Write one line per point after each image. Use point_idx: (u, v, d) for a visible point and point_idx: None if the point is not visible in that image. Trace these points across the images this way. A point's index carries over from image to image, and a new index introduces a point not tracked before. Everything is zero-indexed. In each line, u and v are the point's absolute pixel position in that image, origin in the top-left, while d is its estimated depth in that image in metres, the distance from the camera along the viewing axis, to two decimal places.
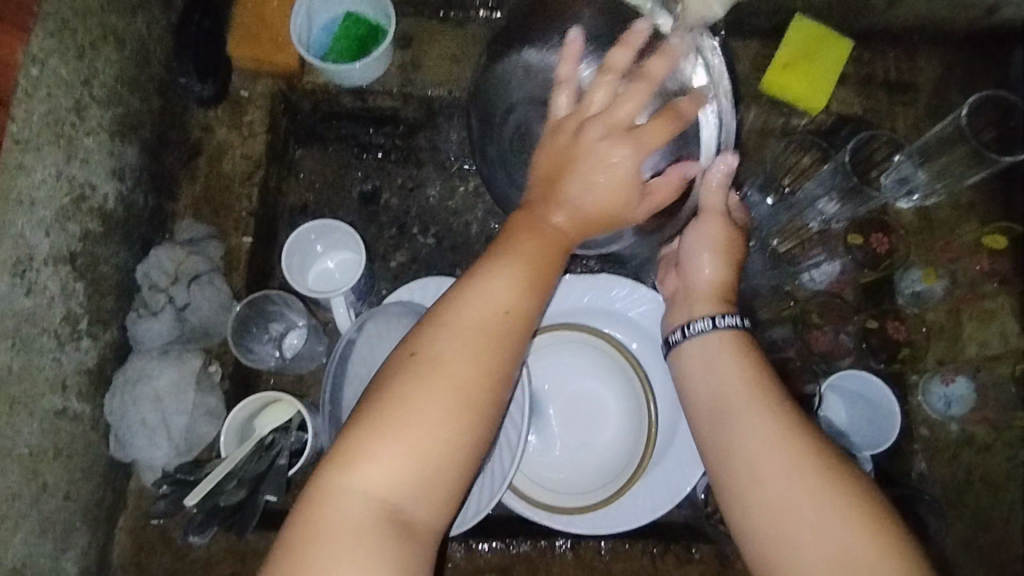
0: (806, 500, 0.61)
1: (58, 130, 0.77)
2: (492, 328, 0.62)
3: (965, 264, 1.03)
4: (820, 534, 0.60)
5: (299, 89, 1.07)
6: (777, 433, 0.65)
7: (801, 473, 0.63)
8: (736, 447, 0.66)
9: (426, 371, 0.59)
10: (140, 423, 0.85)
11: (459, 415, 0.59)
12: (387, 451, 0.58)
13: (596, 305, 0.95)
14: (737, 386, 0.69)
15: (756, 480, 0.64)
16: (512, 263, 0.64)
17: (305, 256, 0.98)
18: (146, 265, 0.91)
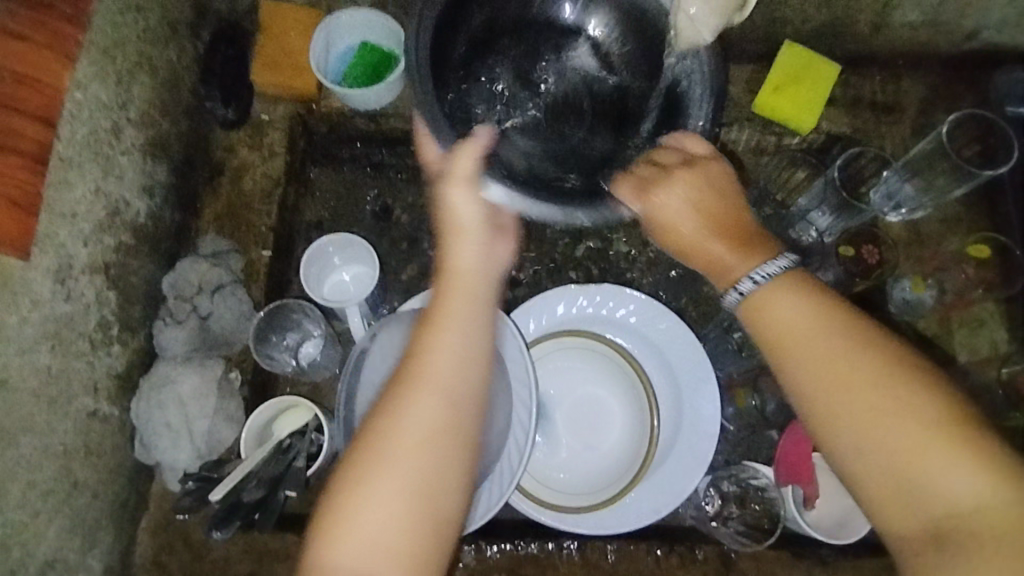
0: (892, 427, 0.57)
1: (98, 149, 0.83)
2: (439, 376, 0.62)
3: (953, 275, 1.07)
4: (905, 455, 0.56)
5: (318, 112, 1.13)
6: (850, 358, 0.60)
7: (884, 397, 0.58)
8: (807, 381, 0.61)
9: (393, 428, 0.60)
10: (164, 425, 0.89)
11: (426, 458, 0.60)
12: (374, 506, 0.58)
13: (599, 314, 0.98)
14: (805, 315, 0.62)
15: (876, 435, 0.58)
16: (440, 318, 0.65)
17: (323, 268, 1.04)
18: (172, 276, 0.97)
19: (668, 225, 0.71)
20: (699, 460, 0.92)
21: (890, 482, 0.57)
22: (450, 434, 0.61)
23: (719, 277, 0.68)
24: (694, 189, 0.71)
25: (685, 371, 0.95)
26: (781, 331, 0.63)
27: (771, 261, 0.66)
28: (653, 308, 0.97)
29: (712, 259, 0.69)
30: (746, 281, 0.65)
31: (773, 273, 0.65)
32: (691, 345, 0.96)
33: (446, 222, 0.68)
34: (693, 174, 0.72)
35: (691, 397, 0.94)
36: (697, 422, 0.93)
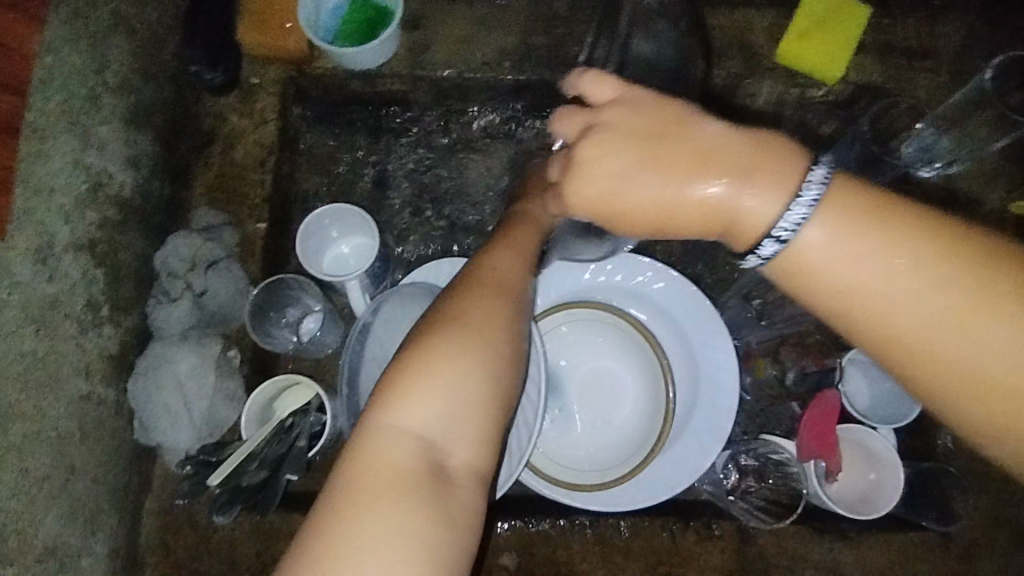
0: (942, 313, 0.46)
1: (73, 118, 0.77)
2: (514, 272, 0.58)
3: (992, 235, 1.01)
4: (950, 343, 0.46)
5: (310, 75, 1.08)
6: (931, 288, 0.46)
7: (905, 270, 0.47)
8: (904, 334, 0.47)
9: (484, 308, 0.55)
10: (163, 407, 0.87)
11: (507, 340, 0.54)
12: (451, 385, 0.51)
13: (610, 283, 0.93)
14: (880, 267, 0.47)
15: (932, 347, 0.46)
16: (529, 226, 0.64)
17: (320, 240, 0.99)
18: (164, 253, 0.93)
19: (604, 203, 0.55)
20: (717, 435, 0.88)
21: (970, 384, 0.46)
22: (525, 326, 0.57)
23: (737, 235, 0.52)
24: (608, 141, 0.54)
25: (702, 342, 0.91)
26: (855, 295, 0.48)
27: (780, 216, 0.49)
28: (672, 279, 0.92)
29: (703, 214, 0.52)
30: (769, 240, 0.50)
31: (817, 187, 0.48)
32: (707, 313, 0.91)
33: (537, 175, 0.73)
34: (625, 107, 0.55)
35: (707, 368, 0.90)
36: (716, 396, 0.89)
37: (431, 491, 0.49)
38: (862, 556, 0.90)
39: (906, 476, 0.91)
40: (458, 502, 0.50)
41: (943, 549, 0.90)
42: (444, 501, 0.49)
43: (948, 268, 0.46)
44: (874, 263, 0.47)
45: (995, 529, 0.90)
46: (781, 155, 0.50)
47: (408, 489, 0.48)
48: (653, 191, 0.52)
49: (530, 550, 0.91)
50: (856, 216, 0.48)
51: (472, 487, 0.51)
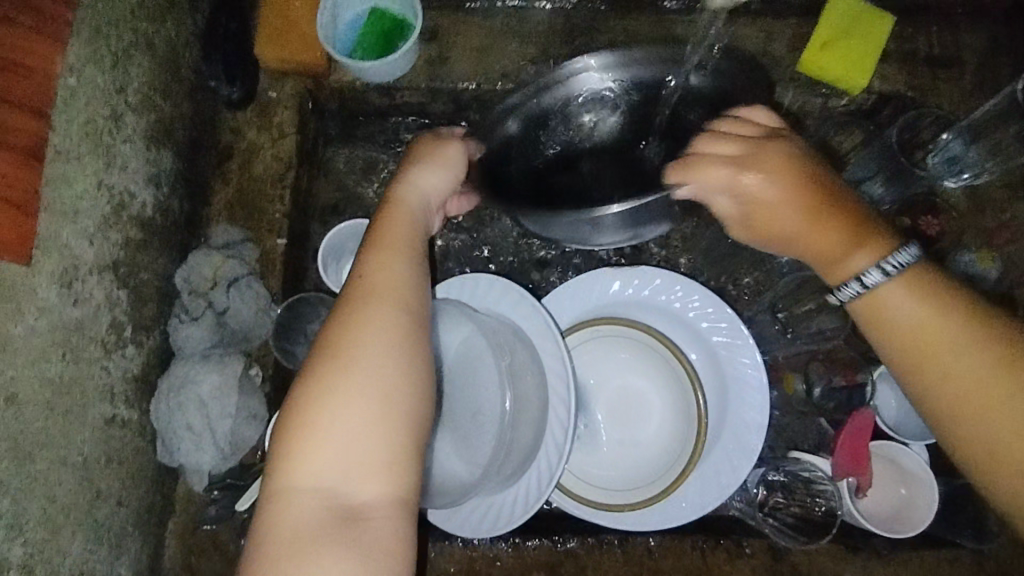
0: (970, 379, 0.60)
1: (96, 138, 0.76)
2: (392, 287, 0.62)
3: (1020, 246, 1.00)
4: (978, 407, 0.59)
5: (327, 88, 1.07)
6: (975, 358, 0.60)
7: (959, 336, 0.60)
8: (951, 382, 0.60)
9: (343, 353, 0.58)
10: (186, 428, 0.85)
11: (391, 364, 0.58)
12: (337, 430, 0.56)
13: (637, 299, 0.92)
14: (926, 313, 0.62)
15: (965, 404, 0.60)
16: (388, 239, 0.66)
17: (341, 256, 0.98)
18: (185, 271, 0.92)
19: (754, 201, 0.64)
20: (748, 452, 0.86)
21: (987, 445, 0.59)
22: (405, 345, 0.60)
23: (836, 273, 0.65)
24: (783, 170, 0.63)
25: (732, 358, 0.89)
26: (911, 335, 0.62)
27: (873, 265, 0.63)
28: (700, 293, 0.91)
29: (824, 248, 0.64)
30: (875, 272, 0.63)
31: (905, 261, 0.63)
32: (737, 329, 0.89)
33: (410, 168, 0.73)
34: (784, 147, 0.65)
35: (738, 385, 0.89)
36: (745, 412, 0.88)
37: (338, 532, 0.54)
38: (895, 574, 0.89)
39: (939, 492, 0.90)
40: (374, 535, 0.55)
41: (977, 565, 0.89)
42: (356, 539, 0.54)
43: (993, 357, 0.59)
44: (921, 315, 0.62)
45: None
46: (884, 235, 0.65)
47: (320, 535, 0.54)
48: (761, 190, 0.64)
49: (558, 570, 0.89)
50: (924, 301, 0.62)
51: (389, 514, 0.56)
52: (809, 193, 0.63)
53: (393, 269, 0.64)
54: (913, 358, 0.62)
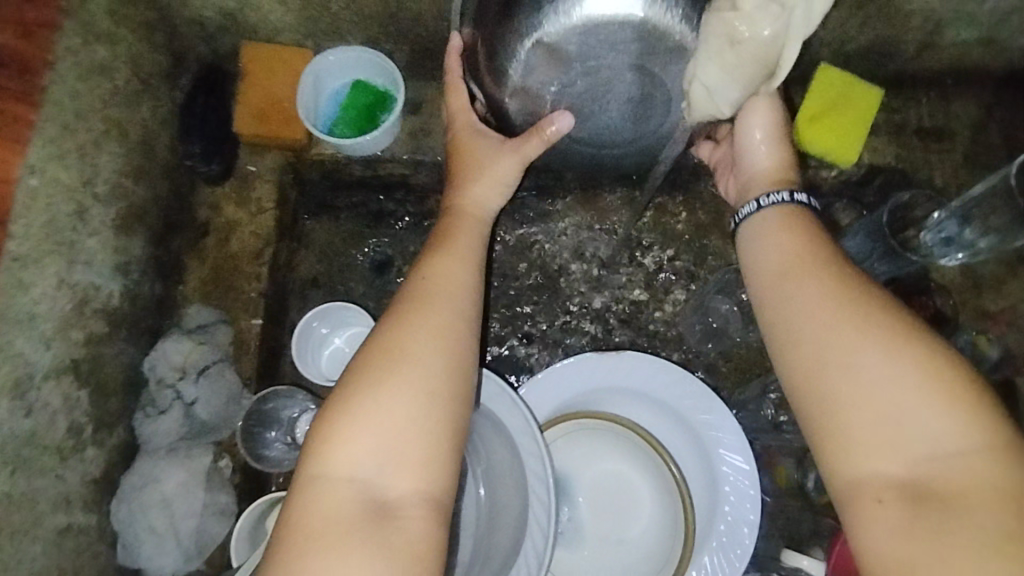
0: (850, 339, 0.58)
1: (59, 236, 0.73)
2: (446, 293, 0.68)
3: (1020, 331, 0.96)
4: (835, 372, 0.57)
5: (308, 161, 1.06)
6: (848, 326, 0.58)
7: (845, 314, 0.59)
8: (826, 351, 0.58)
9: (392, 358, 0.62)
10: (148, 530, 0.82)
11: (438, 367, 0.62)
12: (377, 426, 0.59)
13: (621, 387, 0.89)
14: (779, 252, 0.66)
15: (857, 389, 0.56)
16: (449, 248, 0.73)
17: (313, 343, 0.95)
18: (154, 357, 0.89)
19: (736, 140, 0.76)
20: (740, 552, 0.83)
21: (876, 430, 0.55)
22: (456, 353, 0.64)
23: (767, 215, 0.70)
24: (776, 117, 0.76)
25: (719, 455, 0.85)
26: (789, 299, 0.63)
27: (769, 194, 0.70)
28: (684, 382, 0.88)
29: (762, 166, 0.76)
30: (754, 204, 0.71)
31: (775, 202, 0.70)
32: (724, 421, 0.86)
33: (461, 171, 0.81)
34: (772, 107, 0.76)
35: (726, 481, 0.85)
36: (735, 512, 0.84)
37: (359, 538, 0.56)
38: None
39: None
40: (400, 537, 0.57)
41: None
42: (386, 536, 0.56)
43: (904, 341, 0.57)
44: (805, 283, 0.62)
45: None
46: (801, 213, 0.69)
47: (337, 538, 0.56)
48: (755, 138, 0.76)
49: None
50: (798, 247, 0.66)
51: (417, 512, 0.58)
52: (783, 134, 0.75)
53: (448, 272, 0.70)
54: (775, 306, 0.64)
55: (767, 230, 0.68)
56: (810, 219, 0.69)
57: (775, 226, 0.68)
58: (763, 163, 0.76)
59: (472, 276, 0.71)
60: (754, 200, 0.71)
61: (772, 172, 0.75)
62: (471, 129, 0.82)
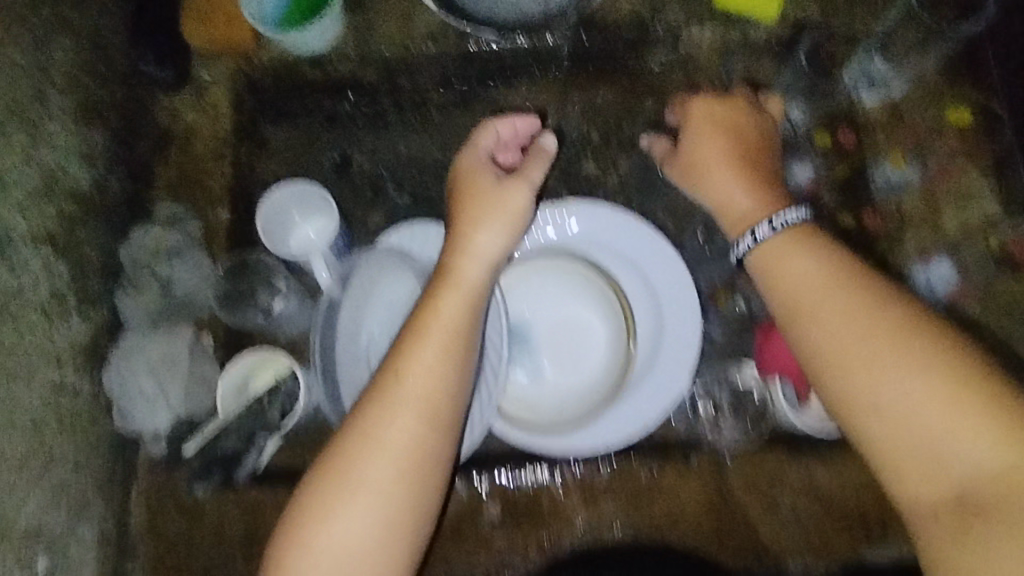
0: (897, 385, 0.67)
1: (21, 115, 0.81)
2: (424, 388, 0.72)
3: (932, 147, 0.99)
4: (892, 398, 0.67)
5: (257, 64, 1.10)
6: (904, 377, 0.66)
7: (890, 355, 0.68)
8: (890, 407, 0.66)
9: (366, 451, 0.70)
10: (139, 393, 0.89)
11: (400, 471, 0.70)
12: (350, 517, 0.69)
13: (584, 235, 0.94)
14: (815, 285, 0.74)
15: (905, 415, 0.66)
16: (430, 329, 0.74)
17: (283, 225, 0.99)
18: (129, 246, 0.96)
19: (691, 148, 0.93)
20: (686, 364, 0.90)
21: (927, 464, 0.64)
22: (428, 444, 0.71)
23: (795, 245, 0.77)
24: (733, 120, 0.92)
25: (663, 279, 0.93)
26: (838, 346, 0.70)
27: (789, 211, 0.79)
28: (622, 218, 0.94)
29: (727, 203, 0.88)
30: (766, 226, 0.79)
31: (791, 220, 0.78)
32: (672, 257, 0.92)
33: (464, 217, 0.80)
34: (715, 102, 0.93)
35: (671, 313, 0.92)
36: (678, 326, 0.92)
37: None
38: (839, 474, 0.90)
39: None
40: None
41: None
42: None
43: (955, 383, 0.65)
44: (862, 320, 0.70)
45: None
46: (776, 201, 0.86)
47: None
48: (727, 179, 0.89)
49: (511, 499, 0.92)
50: (841, 286, 0.73)
51: None
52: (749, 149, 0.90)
53: (431, 363, 0.72)
54: (816, 351, 0.72)
55: (794, 255, 0.77)
56: (816, 235, 0.78)
57: (804, 252, 0.76)
58: (742, 208, 0.88)
59: (460, 368, 0.73)
60: (764, 221, 0.79)
61: (736, 218, 0.88)
62: (483, 161, 0.84)
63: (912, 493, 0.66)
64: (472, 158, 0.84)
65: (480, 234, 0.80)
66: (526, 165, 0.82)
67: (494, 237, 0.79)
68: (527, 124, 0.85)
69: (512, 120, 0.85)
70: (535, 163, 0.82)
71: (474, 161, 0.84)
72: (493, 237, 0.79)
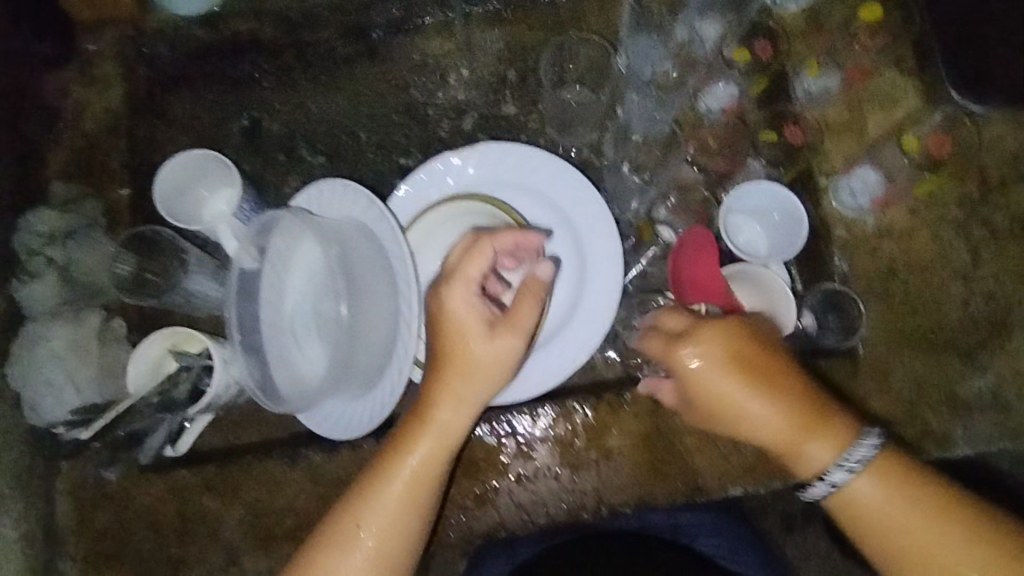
0: (913, 541, 0.71)
1: None
2: (411, 533, 0.72)
3: (845, 53, 0.95)
4: (904, 552, 0.71)
5: (149, 32, 1.04)
6: (915, 534, 0.71)
7: (909, 518, 0.71)
8: (908, 552, 0.71)
9: (346, 544, 0.71)
10: (45, 383, 0.85)
11: (377, 563, 0.71)
12: None
13: (495, 177, 0.91)
14: (772, 414, 0.75)
15: (906, 553, 0.71)
16: (412, 434, 0.74)
17: (187, 198, 0.96)
18: (19, 232, 0.91)
19: (697, 378, 0.77)
20: (611, 296, 0.88)
21: (906, 544, 0.71)
22: (403, 529, 0.72)
23: (794, 458, 0.76)
24: (728, 346, 0.77)
25: (579, 214, 0.90)
26: (864, 505, 0.73)
27: (838, 461, 0.74)
28: (533, 155, 0.91)
29: (755, 419, 0.76)
30: (837, 471, 0.74)
31: (768, 330, 0.80)
32: (586, 189, 0.90)
33: (448, 353, 0.73)
34: (719, 329, 0.77)
35: (592, 248, 0.90)
36: (600, 260, 0.89)
37: None
38: None
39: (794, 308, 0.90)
40: None
41: (854, 367, 0.88)
42: None
43: (944, 531, 0.70)
44: (858, 480, 0.73)
45: (901, 342, 0.89)
46: (845, 424, 0.75)
47: None
48: (735, 394, 0.76)
49: None
50: (861, 475, 0.73)
51: None
52: (757, 367, 0.76)
53: (412, 460, 0.73)
54: (786, 447, 0.76)
55: (774, 417, 0.75)
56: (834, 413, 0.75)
57: (775, 416, 0.75)
58: (760, 422, 0.76)
59: (443, 464, 0.74)
60: (843, 466, 0.74)
61: (758, 427, 0.76)
62: (472, 284, 0.72)
63: (909, 561, 0.71)
64: (461, 280, 0.72)
65: (470, 341, 0.72)
66: (519, 304, 0.71)
67: (490, 382, 0.73)
68: (528, 242, 0.74)
69: (512, 235, 0.73)
70: (529, 306, 0.71)
71: (467, 283, 0.71)
72: (490, 382, 0.73)
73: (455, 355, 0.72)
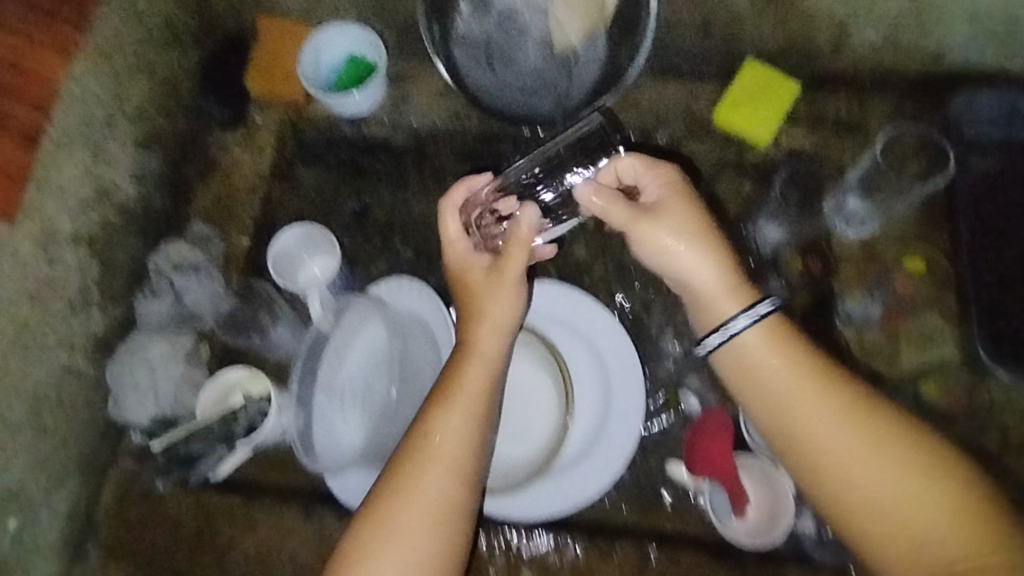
0: (930, 532, 0.69)
1: (90, 136, 0.97)
2: (421, 552, 0.76)
3: (892, 284, 1.06)
4: (926, 548, 0.69)
5: (306, 118, 1.23)
6: (928, 528, 0.69)
7: (937, 522, 0.69)
8: (908, 552, 0.70)
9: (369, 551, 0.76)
10: (134, 387, 1.01)
11: None
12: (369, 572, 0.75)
13: (552, 315, 1.03)
14: (843, 443, 0.75)
15: (910, 542, 0.70)
16: (421, 439, 0.80)
17: (292, 261, 1.12)
18: (157, 256, 1.10)
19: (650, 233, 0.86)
20: (625, 449, 0.95)
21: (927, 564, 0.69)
22: (424, 521, 0.77)
23: (739, 352, 0.82)
24: (679, 201, 0.87)
25: (615, 366, 0.99)
26: (872, 501, 0.72)
27: (747, 316, 0.81)
28: (586, 303, 1.03)
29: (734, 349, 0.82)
30: (738, 325, 0.81)
31: (756, 319, 0.81)
32: (624, 345, 1.00)
33: (454, 384, 0.83)
34: (673, 193, 0.87)
35: (618, 400, 0.98)
36: (622, 413, 0.97)
37: None
38: None
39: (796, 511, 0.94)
40: None
41: None
42: None
43: (965, 530, 0.68)
44: (881, 478, 0.72)
45: None
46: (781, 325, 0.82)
47: None
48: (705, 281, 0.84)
49: None
50: (856, 435, 0.74)
51: None
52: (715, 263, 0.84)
53: (427, 482, 0.78)
54: (821, 474, 0.76)
55: (798, 388, 0.78)
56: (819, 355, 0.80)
57: (800, 378, 0.78)
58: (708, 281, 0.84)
59: (456, 484, 0.79)
60: (746, 316, 0.81)
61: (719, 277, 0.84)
62: (467, 251, 0.89)
63: None
64: (457, 256, 0.89)
65: (479, 352, 0.84)
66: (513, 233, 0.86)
67: (483, 409, 0.83)
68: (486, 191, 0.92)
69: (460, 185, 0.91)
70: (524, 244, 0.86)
71: (461, 254, 0.89)
72: (481, 409, 0.82)
73: (460, 354, 0.85)
